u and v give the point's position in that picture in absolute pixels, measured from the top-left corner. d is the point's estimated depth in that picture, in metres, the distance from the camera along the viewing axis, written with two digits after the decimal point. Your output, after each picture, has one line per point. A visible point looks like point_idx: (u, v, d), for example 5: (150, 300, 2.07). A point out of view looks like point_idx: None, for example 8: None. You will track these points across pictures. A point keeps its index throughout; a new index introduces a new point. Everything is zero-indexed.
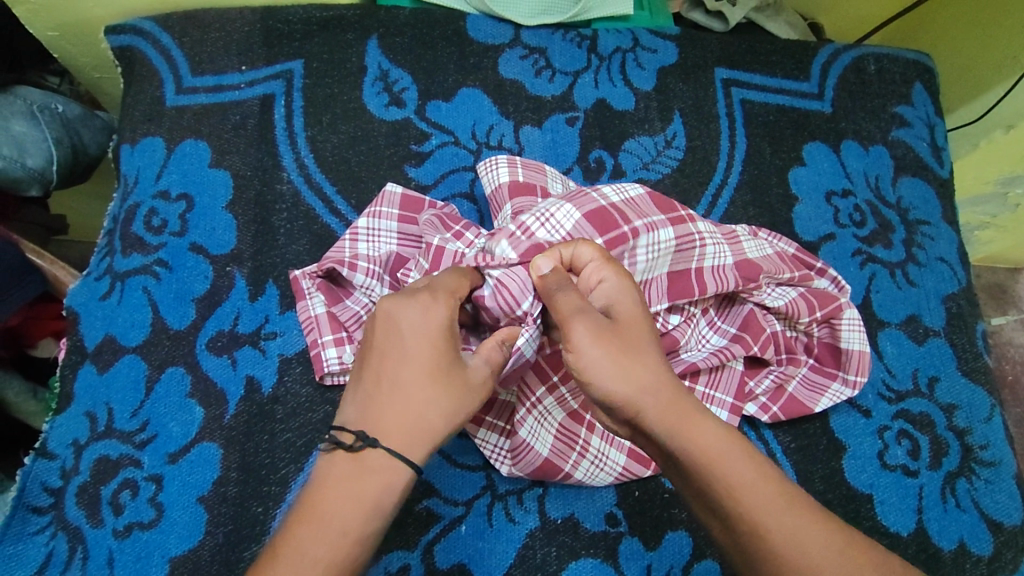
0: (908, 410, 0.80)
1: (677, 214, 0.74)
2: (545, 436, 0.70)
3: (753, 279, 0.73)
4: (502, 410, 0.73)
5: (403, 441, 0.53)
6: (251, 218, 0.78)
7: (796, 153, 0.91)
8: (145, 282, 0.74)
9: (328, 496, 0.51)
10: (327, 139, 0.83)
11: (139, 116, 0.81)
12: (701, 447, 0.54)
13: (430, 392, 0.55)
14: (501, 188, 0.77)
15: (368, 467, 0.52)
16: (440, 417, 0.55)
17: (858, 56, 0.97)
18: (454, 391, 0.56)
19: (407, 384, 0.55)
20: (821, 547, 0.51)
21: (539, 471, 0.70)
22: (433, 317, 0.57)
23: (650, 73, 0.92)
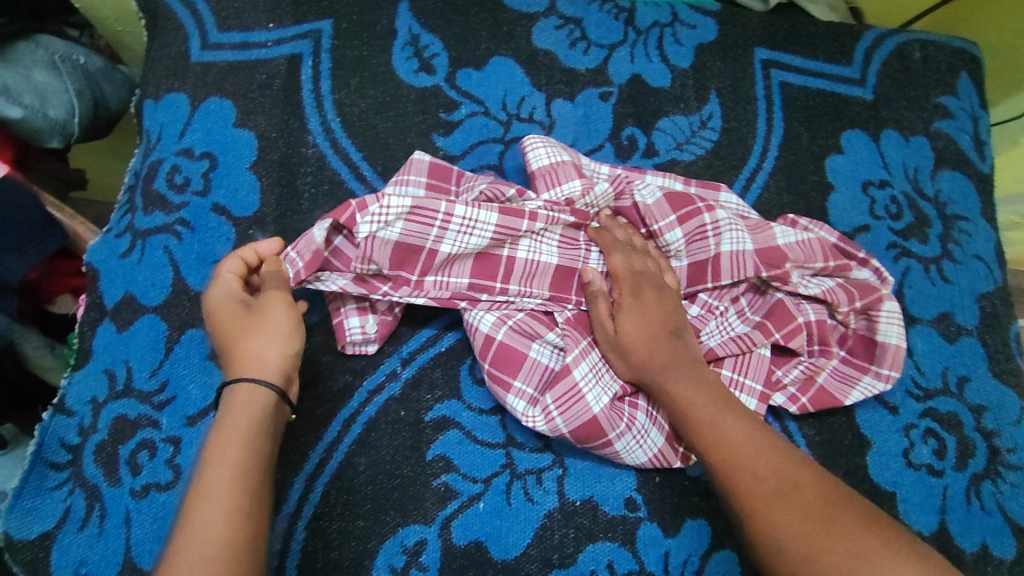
0: (936, 408, 0.79)
1: (691, 206, 0.74)
2: (597, 394, 0.68)
3: (776, 265, 0.73)
4: (535, 372, 0.69)
5: (244, 373, 0.58)
6: (275, 181, 0.76)
7: (834, 140, 0.88)
8: (166, 241, 0.72)
9: (227, 422, 0.55)
10: (354, 103, 0.80)
11: (163, 71, 0.79)
12: (686, 407, 0.65)
13: (240, 326, 0.60)
14: (564, 165, 0.74)
15: (243, 400, 0.56)
16: (258, 342, 0.59)
17: (903, 41, 0.93)
18: (261, 323, 0.60)
19: (229, 329, 0.60)
20: (776, 496, 0.59)
21: (585, 428, 0.67)
22: (218, 288, 0.62)
23: (688, 50, 0.89)
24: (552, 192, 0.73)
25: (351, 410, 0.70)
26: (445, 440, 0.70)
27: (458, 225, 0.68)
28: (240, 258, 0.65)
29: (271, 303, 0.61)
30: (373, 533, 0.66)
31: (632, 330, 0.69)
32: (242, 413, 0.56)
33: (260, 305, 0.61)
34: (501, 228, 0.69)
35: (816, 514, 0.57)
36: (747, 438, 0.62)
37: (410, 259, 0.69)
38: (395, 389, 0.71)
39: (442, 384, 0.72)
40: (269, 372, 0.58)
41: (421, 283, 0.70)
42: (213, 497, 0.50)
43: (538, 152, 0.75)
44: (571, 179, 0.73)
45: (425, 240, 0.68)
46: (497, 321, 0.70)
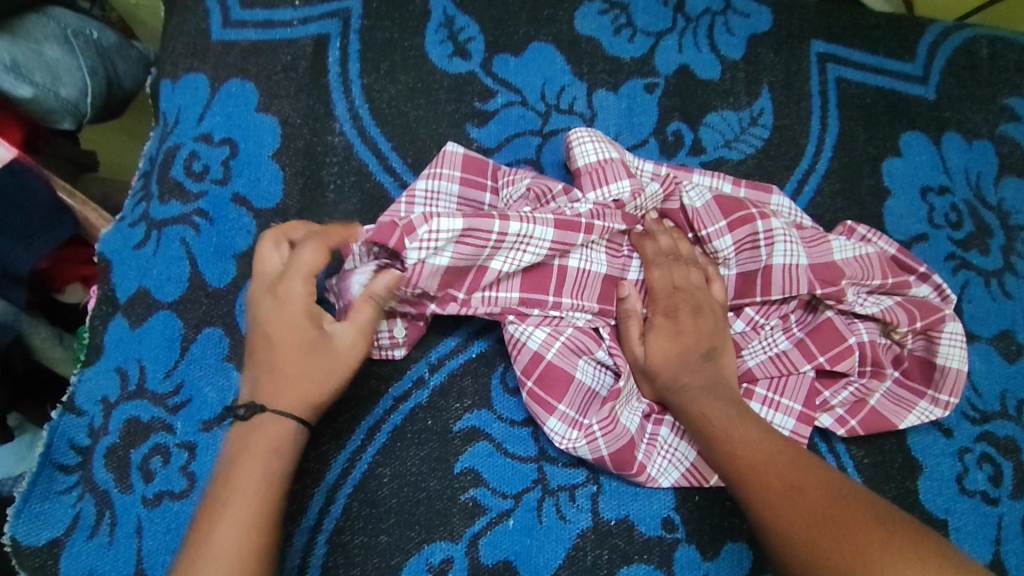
0: (993, 432, 0.74)
1: (744, 211, 0.69)
2: (632, 416, 0.66)
3: (832, 284, 0.67)
4: (578, 394, 0.65)
5: (280, 408, 0.54)
6: (299, 170, 0.71)
7: (893, 141, 0.83)
8: (183, 233, 0.68)
9: (247, 456, 0.53)
10: (383, 89, 0.75)
11: (182, 49, 0.74)
12: (705, 419, 0.61)
13: (292, 361, 0.55)
14: (614, 161, 0.70)
15: (265, 430, 0.54)
16: (309, 382, 0.55)
17: (970, 37, 0.88)
18: (319, 364, 0.56)
19: (283, 360, 0.55)
20: (787, 511, 0.53)
21: (623, 454, 0.64)
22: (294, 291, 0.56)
23: (740, 41, 0.83)
24: (599, 191, 0.69)
25: (374, 418, 0.65)
26: (474, 452, 0.65)
27: (510, 245, 0.63)
28: (308, 275, 0.57)
29: (343, 346, 0.57)
30: (398, 548, 0.62)
31: (668, 350, 0.65)
32: (262, 441, 0.53)
33: (329, 340, 0.56)
34: (556, 245, 0.64)
35: (822, 519, 0.52)
36: (756, 442, 0.59)
37: (458, 277, 0.64)
38: (422, 396, 0.67)
39: (472, 393, 0.67)
40: (303, 408, 0.55)
41: (469, 300, 0.65)
42: (228, 532, 0.49)
43: (586, 146, 0.71)
44: (621, 178, 0.69)
45: (475, 260, 0.63)
46: (548, 336, 0.66)
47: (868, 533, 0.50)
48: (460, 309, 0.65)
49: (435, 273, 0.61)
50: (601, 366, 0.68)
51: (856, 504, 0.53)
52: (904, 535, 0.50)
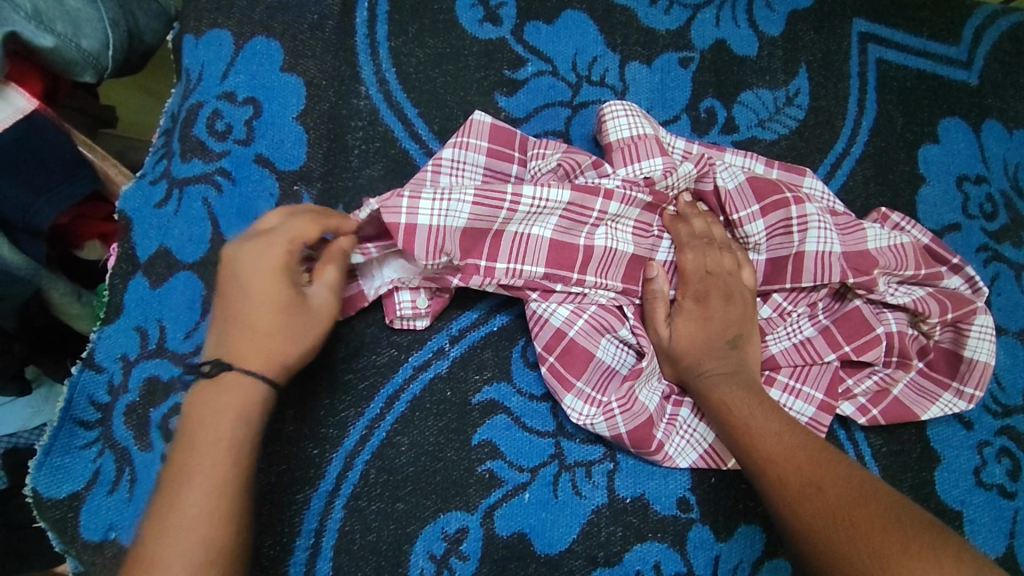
0: (1014, 426, 0.74)
1: (779, 194, 0.67)
2: (652, 395, 0.65)
3: (864, 273, 0.66)
4: (596, 371, 0.65)
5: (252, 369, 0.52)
6: (323, 133, 0.70)
7: (931, 127, 0.81)
8: (205, 193, 0.67)
9: (230, 424, 0.50)
10: (411, 52, 0.73)
11: (206, 3, 0.72)
12: (728, 407, 0.61)
13: (269, 324, 0.53)
14: (647, 138, 0.68)
15: (233, 390, 0.51)
16: (283, 342, 0.54)
17: (1017, 22, 0.85)
18: (295, 323, 0.54)
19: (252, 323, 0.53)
20: (811, 505, 0.53)
21: (641, 432, 0.63)
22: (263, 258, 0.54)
23: (780, 17, 0.80)
24: (630, 167, 0.67)
25: (394, 388, 0.65)
26: (492, 425, 0.65)
27: (527, 206, 0.62)
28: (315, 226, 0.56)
29: (319, 306, 0.56)
30: (414, 516, 0.62)
31: (690, 333, 0.65)
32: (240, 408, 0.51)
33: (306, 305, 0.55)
34: (572, 207, 0.64)
35: (844, 518, 0.51)
36: (776, 434, 0.59)
37: (478, 243, 0.62)
38: (442, 366, 0.66)
39: (492, 365, 0.67)
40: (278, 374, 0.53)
41: (492, 270, 0.63)
42: (198, 504, 0.48)
43: (619, 120, 0.70)
44: (653, 155, 0.67)
45: (491, 221, 0.62)
46: (571, 314, 0.65)
47: (890, 531, 0.50)
48: (482, 281, 0.63)
49: (453, 236, 0.61)
50: (622, 344, 0.67)
51: (880, 504, 0.52)
52: (926, 535, 0.49)
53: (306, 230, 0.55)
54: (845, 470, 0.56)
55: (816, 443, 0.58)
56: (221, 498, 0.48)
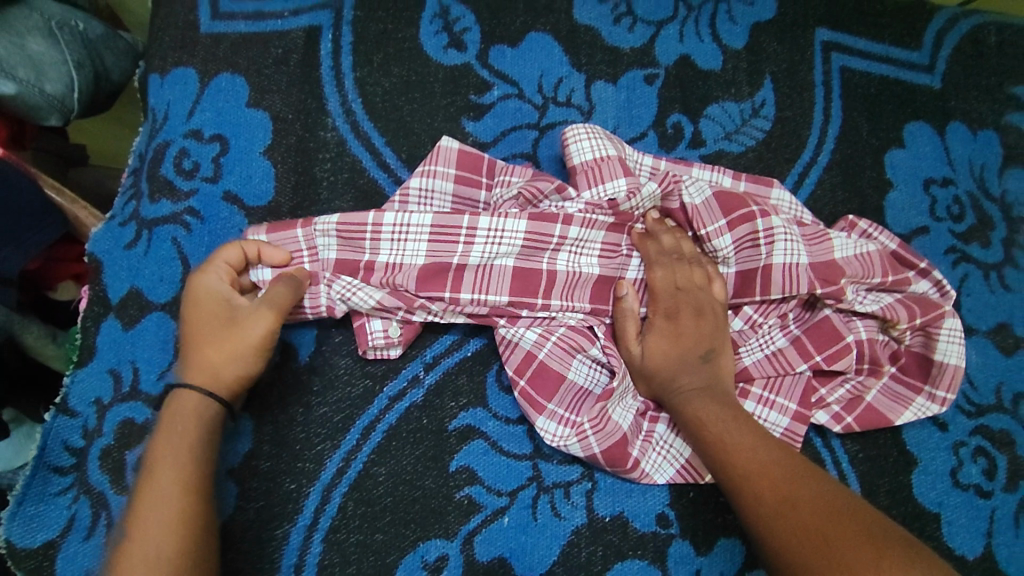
0: (988, 426, 0.74)
1: (746, 208, 0.68)
2: (626, 412, 0.66)
3: (832, 284, 0.67)
4: (569, 392, 0.65)
5: (191, 383, 0.57)
6: (291, 167, 0.70)
7: (897, 132, 0.81)
8: (174, 232, 0.67)
9: (169, 434, 0.55)
10: (377, 82, 0.73)
11: (170, 42, 0.72)
12: (705, 425, 0.61)
13: (206, 333, 0.58)
14: (610, 160, 0.68)
15: (180, 409, 0.56)
16: (219, 352, 0.58)
17: (978, 24, 0.85)
18: (230, 332, 0.58)
19: (200, 323, 0.59)
20: (786, 523, 0.54)
21: (614, 452, 0.64)
22: (210, 284, 0.60)
23: (743, 30, 0.81)
24: (594, 190, 0.67)
25: (369, 418, 0.65)
26: (469, 450, 0.65)
27: (483, 238, 0.65)
28: (244, 250, 0.62)
29: (252, 317, 0.58)
30: (392, 547, 0.62)
31: (659, 351, 0.65)
32: (175, 454, 0.54)
33: (239, 313, 0.59)
34: (531, 236, 0.65)
35: (814, 531, 0.53)
36: (748, 448, 0.59)
37: (438, 277, 0.65)
38: (417, 395, 0.66)
39: (467, 392, 0.67)
40: (214, 383, 0.57)
41: (456, 298, 0.65)
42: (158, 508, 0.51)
43: (582, 143, 0.69)
44: (616, 177, 0.67)
45: (451, 255, 0.65)
46: (539, 337, 0.66)
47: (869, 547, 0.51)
48: (446, 308, 0.65)
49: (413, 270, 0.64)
50: (595, 364, 0.67)
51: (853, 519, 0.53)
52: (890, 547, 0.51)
53: (237, 255, 0.61)
54: (814, 479, 0.57)
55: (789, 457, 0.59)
56: (173, 504, 0.52)
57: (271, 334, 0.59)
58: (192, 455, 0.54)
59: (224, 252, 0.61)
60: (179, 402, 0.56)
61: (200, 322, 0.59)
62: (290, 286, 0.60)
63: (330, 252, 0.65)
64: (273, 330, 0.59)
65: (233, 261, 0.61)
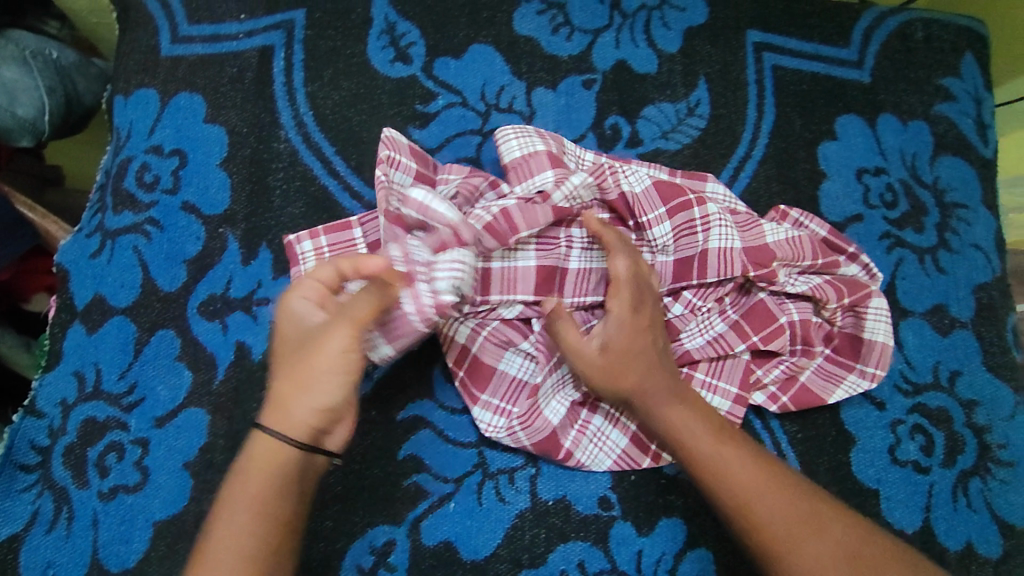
0: (925, 404, 0.77)
1: (681, 197, 0.72)
2: (559, 406, 0.69)
3: (763, 266, 0.70)
4: (503, 383, 0.69)
5: (268, 424, 0.54)
6: (245, 177, 0.74)
7: (828, 125, 0.85)
8: (135, 241, 0.71)
9: (249, 477, 0.54)
10: (327, 95, 0.78)
11: (133, 65, 0.77)
12: (657, 416, 0.64)
13: (292, 367, 0.55)
14: (538, 155, 0.72)
15: (261, 452, 0.54)
16: (304, 388, 0.54)
17: (905, 20, 0.89)
18: (308, 364, 0.55)
19: (288, 354, 0.57)
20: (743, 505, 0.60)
21: (544, 442, 0.68)
22: (303, 313, 0.57)
23: (677, 34, 0.85)
24: (525, 184, 0.71)
25: None
26: (416, 440, 0.69)
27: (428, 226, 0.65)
28: (338, 266, 0.57)
29: (335, 350, 0.54)
30: (341, 532, 0.65)
31: (611, 351, 0.63)
32: (241, 510, 0.53)
33: (315, 334, 0.56)
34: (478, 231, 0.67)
35: (765, 515, 0.59)
36: (709, 457, 0.62)
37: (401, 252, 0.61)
38: (366, 388, 0.69)
39: (414, 383, 0.70)
40: (292, 424, 0.54)
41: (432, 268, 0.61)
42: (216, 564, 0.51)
43: (510, 142, 0.73)
44: (543, 171, 0.71)
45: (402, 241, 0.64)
46: (473, 331, 0.70)
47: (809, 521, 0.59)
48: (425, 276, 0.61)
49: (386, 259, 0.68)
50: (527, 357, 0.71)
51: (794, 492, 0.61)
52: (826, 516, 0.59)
53: (328, 272, 0.58)
54: (782, 477, 0.61)
55: (755, 456, 0.62)
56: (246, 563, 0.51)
57: (349, 354, 0.54)
58: (265, 508, 0.53)
59: (319, 269, 0.58)
60: (258, 445, 0.54)
61: (298, 350, 0.56)
62: (375, 297, 0.55)
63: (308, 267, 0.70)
64: (349, 350, 0.54)
65: (315, 280, 0.58)
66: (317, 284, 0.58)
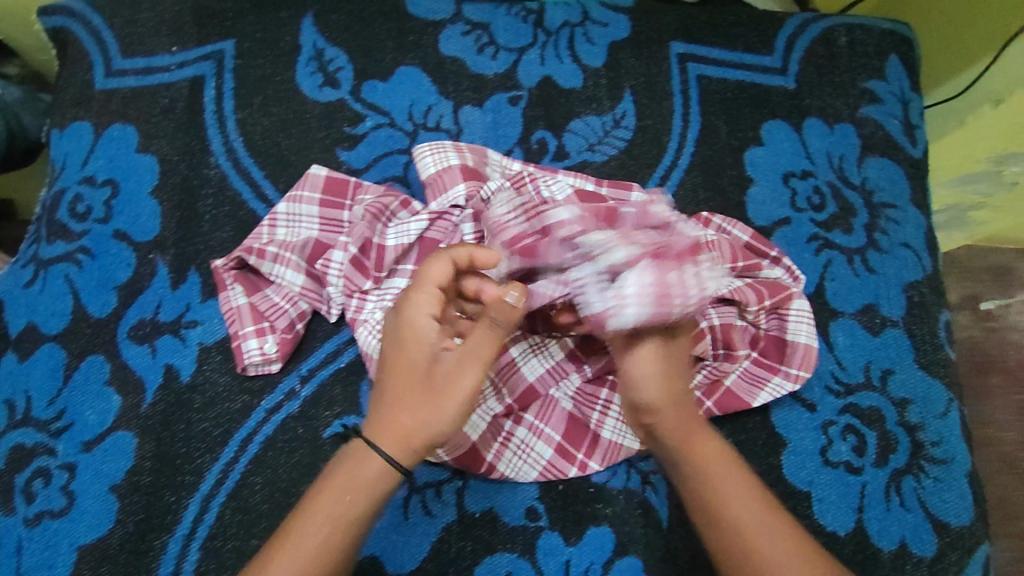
0: (857, 404, 0.77)
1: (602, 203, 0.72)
2: (478, 421, 0.71)
3: None
4: None
5: (382, 445, 0.57)
6: (175, 204, 0.76)
7: (754, 132, 0.86)
8: (67, 270, 0.73)
9: (343, 482, 0.56)
10: (257, 121, 0.80)
11: (68, 99, 0.79)
12: (705, 454, 0.59)
13: (415, 393, 0.57)
14: (452, 169, 0.74)
15: (365, 463, 0.56)
16: (418, 410, 0.57)
17: (829, 27, 0.91)
18: (436, 394, 0.56)
19: (402, 378, 0.58)
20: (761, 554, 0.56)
21: (465, 458, 0.69)
22: (424, 326, 0.58)
23: (601, 49, 0.87)
24: (441, 199, 0.73)
25: (248, 430, 0.70)
26: None
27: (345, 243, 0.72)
28: (455, 260, 0.58)
29: (455, 382, 0.56)
30: None
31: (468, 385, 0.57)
32: (333, 508, 0.56)
33: (446, 370, 0.57)
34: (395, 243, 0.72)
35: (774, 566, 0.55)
36: (726, 492, 0.58)
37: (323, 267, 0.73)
38: (293, 406, 0.71)
39: (341, 401, 0.71)
40: (406, 446, 0.57)
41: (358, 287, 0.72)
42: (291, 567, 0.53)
43: (425, 158, 0.75)
44: (457, 184, 0.74)
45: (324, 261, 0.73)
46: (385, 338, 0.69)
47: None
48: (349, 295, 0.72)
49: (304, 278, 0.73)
50: None
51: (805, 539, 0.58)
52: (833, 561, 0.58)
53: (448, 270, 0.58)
54: (808, 555, 0.56)
55: (773, 519, 0.57)
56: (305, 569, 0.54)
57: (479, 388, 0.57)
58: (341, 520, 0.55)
59: (432, 269, 0.58)
60: (366, 457, 0.57)
61: (394, 356, 0.59)
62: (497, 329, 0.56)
63: (239, 299, 0.72)
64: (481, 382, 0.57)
65: (428, 286, 0.58)
66: (437, 288, 0.58)
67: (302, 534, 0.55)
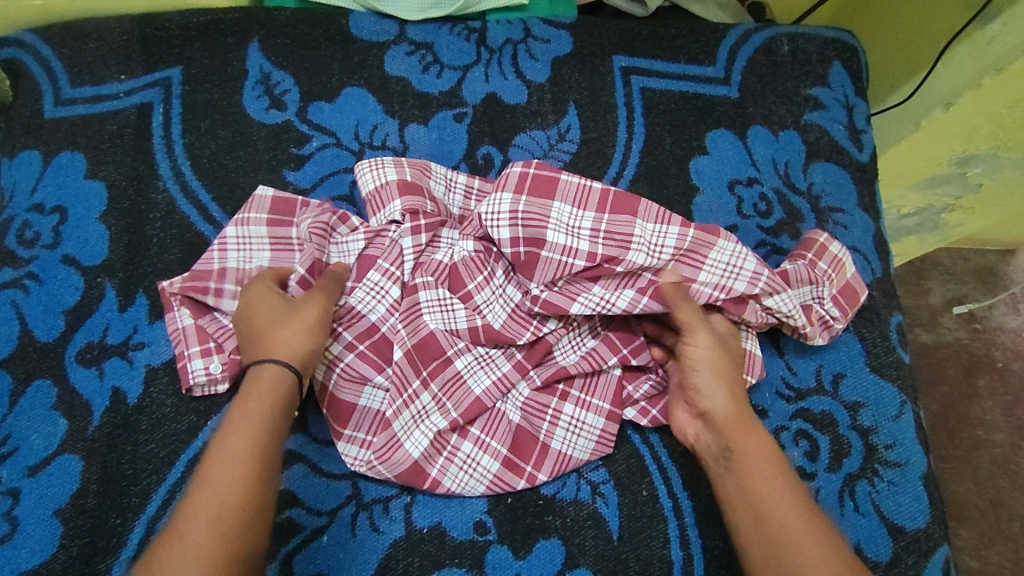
0: (808, 409, 0.77)
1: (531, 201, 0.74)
2: (419, 436, 0.70)
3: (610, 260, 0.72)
4: (367, 417, 0.71)
5: (270, 360, 0.64)
6: (123, 229, 0.77)
7: (699, 141, 0.87)
8: (14, 295, 0.74)
9: (255, 396, 0.62)
10: (204, 145, 0.81)
11: (19, 129, 0.81)
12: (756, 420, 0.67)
13: (274, 319, 0.66)
14: (389, 185, 0.76)
15: (269, 386, 0.63)
16: (287, 326, 0.66)
17: (771, 36, 0.92)
18: (293, 312, 0.67)
19: (261, 319, 0.67)
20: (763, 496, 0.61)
21: (407, 473, 0.69)
22: (266, 295, 0.69)
23: (544, 64, 0.88)
24: (381, 216, 0.76)
25: (194, 450, 0.70)
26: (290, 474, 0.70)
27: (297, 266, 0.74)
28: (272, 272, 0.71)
29: (308, 299, 0.68)
30: None
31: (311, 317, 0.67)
32: (251, 419, 0.61)
33: (301, 299, 0.68)
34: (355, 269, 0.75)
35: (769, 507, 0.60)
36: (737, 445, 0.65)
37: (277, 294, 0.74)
38: None
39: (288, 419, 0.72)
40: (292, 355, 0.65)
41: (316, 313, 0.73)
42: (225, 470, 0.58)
43: (366, 176, 0.77)
44: (394, 200, 0.75)
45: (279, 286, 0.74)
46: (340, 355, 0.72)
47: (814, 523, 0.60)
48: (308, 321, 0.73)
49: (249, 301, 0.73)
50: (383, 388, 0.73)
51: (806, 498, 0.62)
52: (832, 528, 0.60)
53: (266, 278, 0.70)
54: (797, 502, 0.61)
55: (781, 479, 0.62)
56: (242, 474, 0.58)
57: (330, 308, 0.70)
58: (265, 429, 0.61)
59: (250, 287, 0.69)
60: (263, 376, 0.64)
61: (247, 325, 0.67)
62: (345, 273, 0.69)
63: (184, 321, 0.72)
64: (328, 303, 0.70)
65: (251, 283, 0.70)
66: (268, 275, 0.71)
67: (230, 439, 0.60)
